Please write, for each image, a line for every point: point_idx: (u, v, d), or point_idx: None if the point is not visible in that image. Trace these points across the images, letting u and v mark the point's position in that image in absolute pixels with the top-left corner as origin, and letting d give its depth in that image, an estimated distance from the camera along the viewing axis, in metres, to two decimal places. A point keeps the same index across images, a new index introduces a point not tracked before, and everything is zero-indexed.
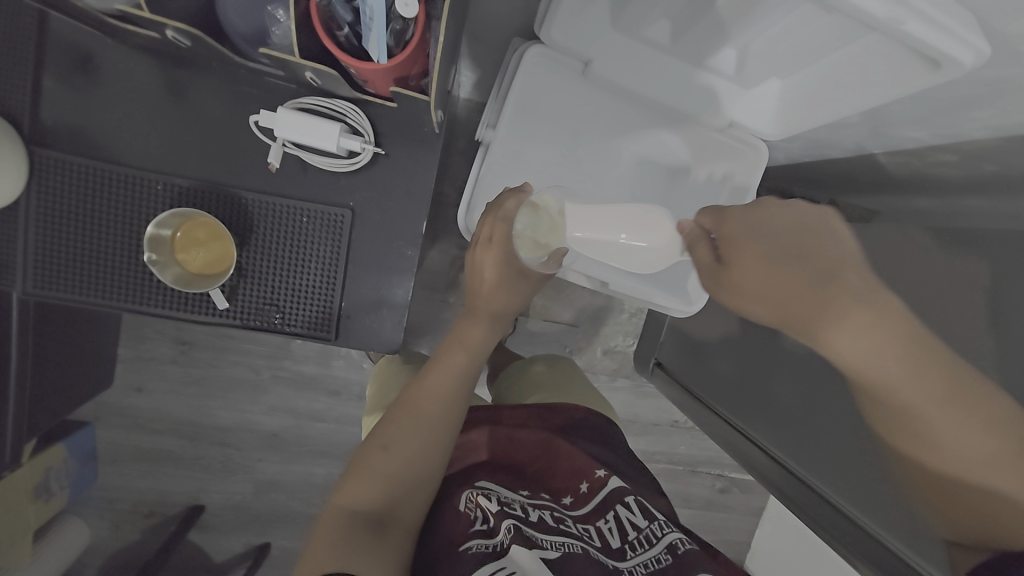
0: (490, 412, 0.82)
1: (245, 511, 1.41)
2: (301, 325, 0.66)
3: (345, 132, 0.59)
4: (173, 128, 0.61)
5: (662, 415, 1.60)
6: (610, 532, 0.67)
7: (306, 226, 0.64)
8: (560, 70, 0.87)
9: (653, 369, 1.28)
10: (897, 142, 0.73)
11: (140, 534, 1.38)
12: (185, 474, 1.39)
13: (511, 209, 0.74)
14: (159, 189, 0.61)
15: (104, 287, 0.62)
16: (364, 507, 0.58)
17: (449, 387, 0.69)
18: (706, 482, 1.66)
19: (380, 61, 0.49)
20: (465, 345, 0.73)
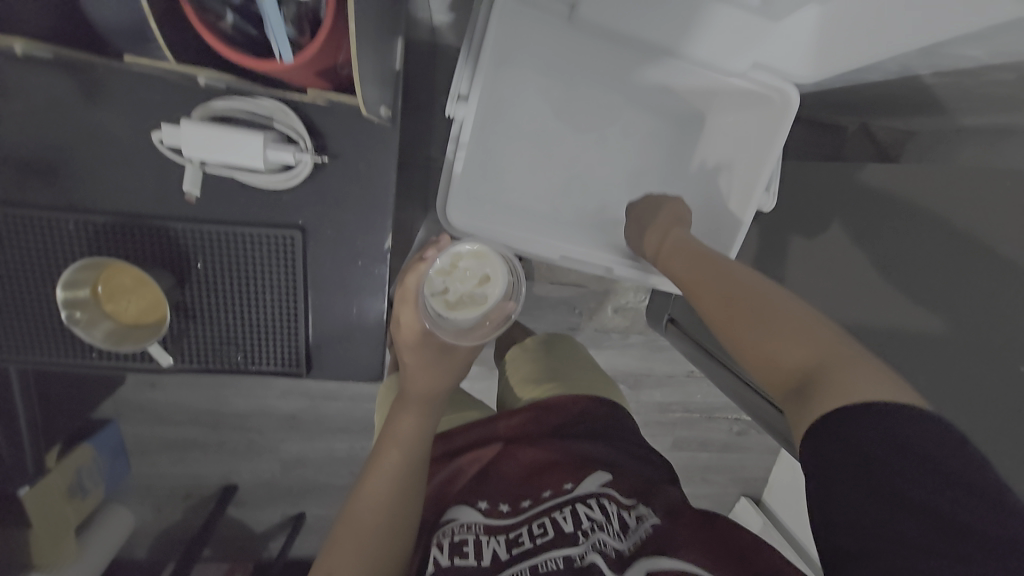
0: (486, 429, 0.87)
1: (276, 486, 1.31)
2: (267, 362, 0.59)
3: (273, 142, 0.48)
4: (75, 142, 0.49)
5: (678, 367, 1.53)
6: (564, 521, 0.70)
7: (252, 254, 0.54)
8: (542, 18, 0.70)
9: (666, 325, 1.20)
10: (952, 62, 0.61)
11: (181, 515, 1.29)
12: (213, 458, 1.27)
13: (411, 284, 0.72)
14: (71, 229, 0.51)
15: (39, 347, 0.54)
16: None
17: (386, 488, 0.66)
18: (723, 426, 1.63)
19: (284, 59, 0.37)
20: (397, 441, 0.70)
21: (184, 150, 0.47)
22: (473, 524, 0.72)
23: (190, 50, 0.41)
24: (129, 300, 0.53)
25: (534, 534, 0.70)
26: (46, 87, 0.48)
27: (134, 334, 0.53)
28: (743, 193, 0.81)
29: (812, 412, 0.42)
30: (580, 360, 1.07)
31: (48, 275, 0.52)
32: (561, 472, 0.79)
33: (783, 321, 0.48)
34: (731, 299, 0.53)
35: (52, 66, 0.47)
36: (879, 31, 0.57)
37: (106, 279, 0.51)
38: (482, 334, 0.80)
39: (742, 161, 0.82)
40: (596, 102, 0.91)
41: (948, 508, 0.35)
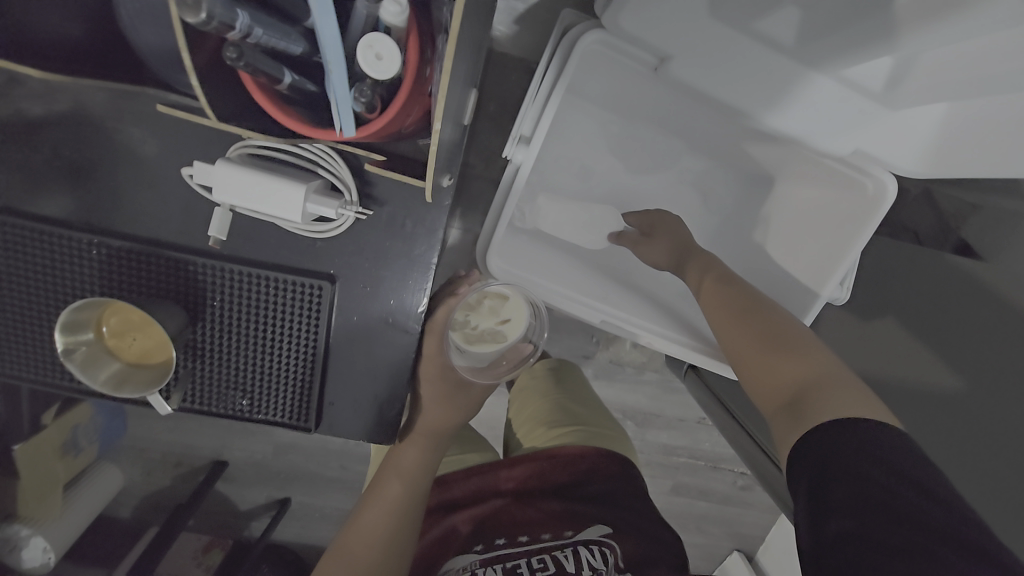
0: (486, 478, 0.81)
1: (266, 468, 1.18)
2: (274, 412, 0.53)
3: (316, 193, 0.42)
4: (100, 133, 0.45)
5: (690, 412, 1.45)
6: (566, 562, 0.69)
7: (273, 300, 0.49)
8: (625, 63, 0.62)
9: (687, 371, 1.09)
10: None
11: (171, 484, 1.15)
12: (208, 430, 1.14)
13: (439, 320, 0.59)
14: (84, 249, 0.46)
15: (27, 362, 0.49)
16: None
17: (384, 527, 0.59)
18: (727, 479, 1.55)
19: (342, 132, 0.32)
20: (402, 473, 0.61)
21: (214, 189, 0.41)
22: (470, 564, 0.70)
23: (234, 103, 0.36)
24: (137, 336, 0.46)
25: (534, 569, 0.68)
26: (75, 90, 0.44)
27: (139, 376, 0.46)
28: (811, 276, 0.71)
29: (806, 425, 0.42)
30: (588, 400, 0.98)
31: (50, 293, 0.47)
32: (560, 519, 0.76)
33: (782, 345, 0.51)
34: (741, 324, 0.55)
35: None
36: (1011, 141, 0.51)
37: (108, 318, 0.46)
38: (498, 373, 0.70)
39: (808, 244, 0.72)
40: (655, 144, 0.85)
41: (920, 514, 0.34)
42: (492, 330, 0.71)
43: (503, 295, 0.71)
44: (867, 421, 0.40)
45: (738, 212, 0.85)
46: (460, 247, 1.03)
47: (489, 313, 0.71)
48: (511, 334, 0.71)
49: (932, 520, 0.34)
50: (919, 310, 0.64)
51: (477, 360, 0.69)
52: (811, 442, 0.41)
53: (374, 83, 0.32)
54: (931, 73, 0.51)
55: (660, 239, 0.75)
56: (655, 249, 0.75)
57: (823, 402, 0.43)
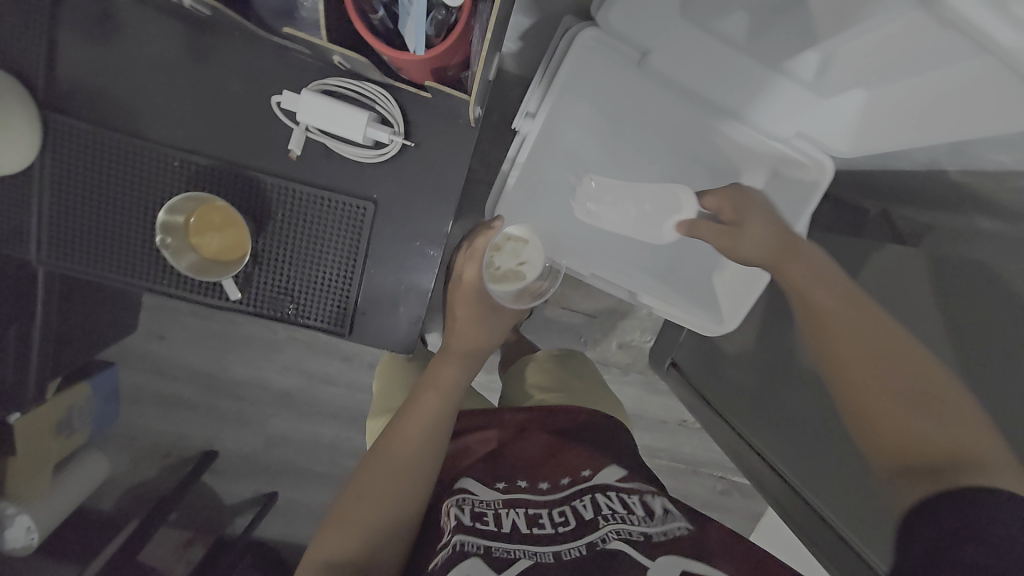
0: (490, 416, 0.82)
1: (255, 461, 1.35)
2: (316, 317, 0.63)
3: (374, 121, 0.54)
4: (193, 89, 0.57)
5: (672, 413, 1.54)
6: (586, 510, 0.66)
7: (325, 217, 0.60)
8: (613, 60, 0.78)
9: (667, 369, 1.18)
10: (980, 164, 0.62)
11: (158, 476, 1.26)
12: (202, 421, 1.32)
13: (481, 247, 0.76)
14: (176, 165, 0.57)
15: (115, 262, 0.59)
16: (338, 560, 0.53)
17: (426, 429, 0.63)
18: (707, 483, 1.60)
19: (417, 53, 0.43)
20: (440, 383, 0.68)
21: (298, 114, 0.53)
22: (492, 503, 0.68)
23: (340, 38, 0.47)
24: (216, 235, 0.58)
25: (555, 521, 0.65)
26: (184, 50, 0.56)
27: (218, 267, 0.58)
28: None
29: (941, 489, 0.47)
30: (590, 378, 1.03)
31: (146, 200, 0.58)
32: (576, 460, 0.75)
33: (917, 398, 0.53)
34: (917, 361, 0.58)
35: (189, 19, 0.55)
36: (910, 127, 0.63)
37: (199, 212, 0.57)
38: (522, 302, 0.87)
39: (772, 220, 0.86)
40: (638, 142, 0.94)
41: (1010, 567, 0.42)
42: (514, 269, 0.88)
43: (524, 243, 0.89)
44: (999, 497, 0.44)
45: None
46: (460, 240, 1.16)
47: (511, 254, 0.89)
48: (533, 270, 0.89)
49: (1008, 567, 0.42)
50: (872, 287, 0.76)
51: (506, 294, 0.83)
52: (937, 506, 0.47)
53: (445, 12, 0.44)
54: (841, 69, 0.64)
55: (756, 228, 0.79)
56: (754, 231, 0.79)
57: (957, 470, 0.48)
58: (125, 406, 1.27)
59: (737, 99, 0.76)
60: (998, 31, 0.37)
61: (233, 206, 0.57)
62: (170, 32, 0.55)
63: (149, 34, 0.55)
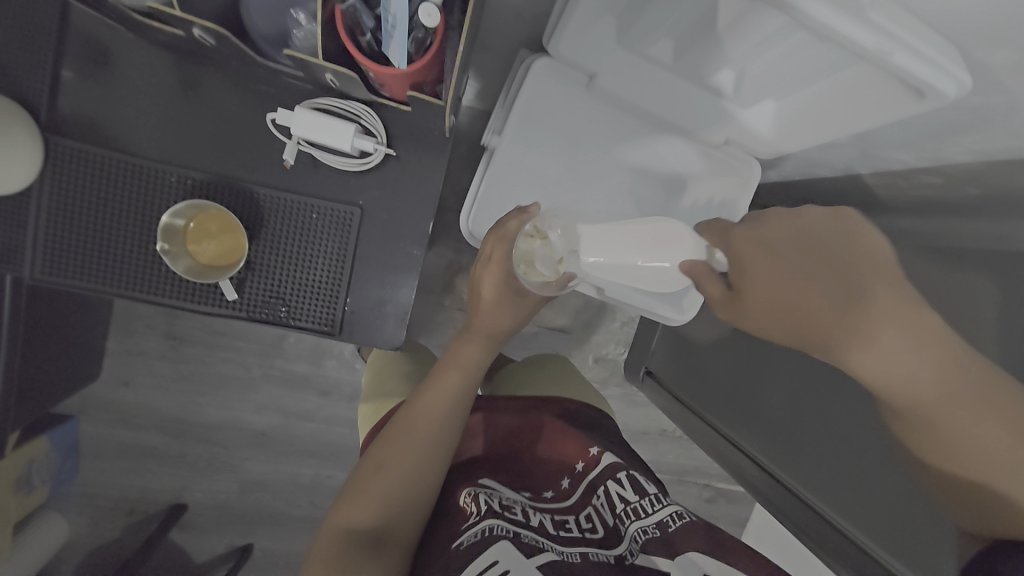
0: (486, 401, 0.83)
1: (228, 511, 1.31)
2: (306, 319, 0.67)
3: (359, 133, 0.61)
4: (185, 121, 0.62)
5: (651, 423, 1.58)
6: (604, 509, 0.68)
7: (315, 223, 0.65)
8: (566, 83, 0.90)
9: (643, 379, 1.27)
10: (886, 164, 0.76)
11: (119, 533, 1.27)
12: (169, 471, 1.29)
13: (512, 228, 0.71)
14: (173, 181, 0.62)
15: (110, 275, 0.62)
16: (363, 526, 0.59)
17: (444, 408, 0.68)
18: (692, 492, 1.62)
19: (400, 67, 0.51)
20: (461, 365, 0.72)
21: (291, 128, 0.60)
22: (520, 500, 0.69)
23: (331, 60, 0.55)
24: (210, 243, 0.62)
25: (582, 526, 0.67)
26: (178, 79, 0.62)
27: (213, 270, 0.63)
28: None
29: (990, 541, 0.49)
30: (570, 372, 1.04)
31: (143, 214, 0.62)
32: (585, 439, 0.77)
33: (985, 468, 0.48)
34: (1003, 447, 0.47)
35: (180, 64, 0.61)
36: (816, 128, 0.76)
37: (199, 219, 0.62)
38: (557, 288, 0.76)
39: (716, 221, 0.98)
40: (597, 158, 0.99)
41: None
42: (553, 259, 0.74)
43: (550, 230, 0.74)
44: None
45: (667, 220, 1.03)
46: (435, 264, 1.22)
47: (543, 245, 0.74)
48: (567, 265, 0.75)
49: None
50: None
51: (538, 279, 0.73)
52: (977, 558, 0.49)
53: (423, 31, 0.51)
54: (753, 81, 0.76)
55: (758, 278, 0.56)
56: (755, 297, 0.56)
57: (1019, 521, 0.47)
58: (85, 461, 1.25)
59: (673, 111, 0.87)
60: (858, 34, 0.48)
61: (232, 213, 0.62)
62: (160, 74, 0.61)
63: (140, 76, 0.61)
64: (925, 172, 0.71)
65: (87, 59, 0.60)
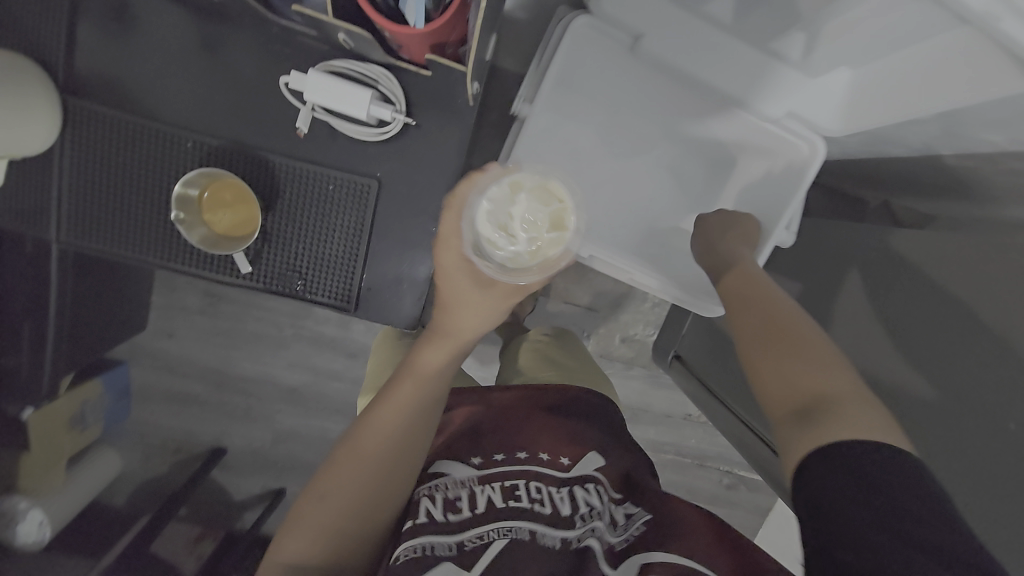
0: (478, 395, 0.78)
1: (263, 457, 1.39)
2: (321, 294, 0.66)
3: (376, 100, 0.57)
4: (204, 83, 0.60)
5: (676, 407, 1.53)
6: (561, 501, 0.64)
7: (331, 195, 0.63)
8: (606, 42, 0.82)
9: (671, 361, 1.22)
10: (971, 146, 0.62)
11: (166, 471, 1.30)
12: (210, 416, 1.36)
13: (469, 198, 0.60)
14: (188, 147, 0.60)
15: (130, 240, 0.62)
16: (299, 561, 0.54)
17: (397, 424, 0.59)
18: (713, 477, 1.57)
19: (417, 26, 0.46)
20: (420, 375, 0.61)
21: (304, 93, 0.56)
22: (467, 478, 0.66)
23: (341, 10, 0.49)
24: (225, 212, 0.61)
25: (533, 497, 0.64)
26: (192, 32, 0.58)
27: (227, 242, 0.61)
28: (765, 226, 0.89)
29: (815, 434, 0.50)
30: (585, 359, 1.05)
31: (160, 180, 0.61)
32: (559, 438, 0.73)
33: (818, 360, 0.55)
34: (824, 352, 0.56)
35: (200, 20, 0.58)
36: (887, 103, 0.65)
37: (214, 188, 0.61)
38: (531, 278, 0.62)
39: (766, 205, 0.90)
40: (637, 129, 0.96)
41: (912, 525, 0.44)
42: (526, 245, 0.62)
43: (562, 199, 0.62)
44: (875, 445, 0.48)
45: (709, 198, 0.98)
46: None
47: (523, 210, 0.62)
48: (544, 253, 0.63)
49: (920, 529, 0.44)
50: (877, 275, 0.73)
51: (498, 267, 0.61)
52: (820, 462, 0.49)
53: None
54: (827, 47, 0.65)
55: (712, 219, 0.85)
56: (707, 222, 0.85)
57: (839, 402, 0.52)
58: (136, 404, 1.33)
59: (731, 80, 0.77)
60: None
61: (248, 185, 0.60)
62: (177, 31, 0.58)
63: (158, 33, 0.58)
64: (1014, 155, 0.58)
65: (108, 12, 0.57)
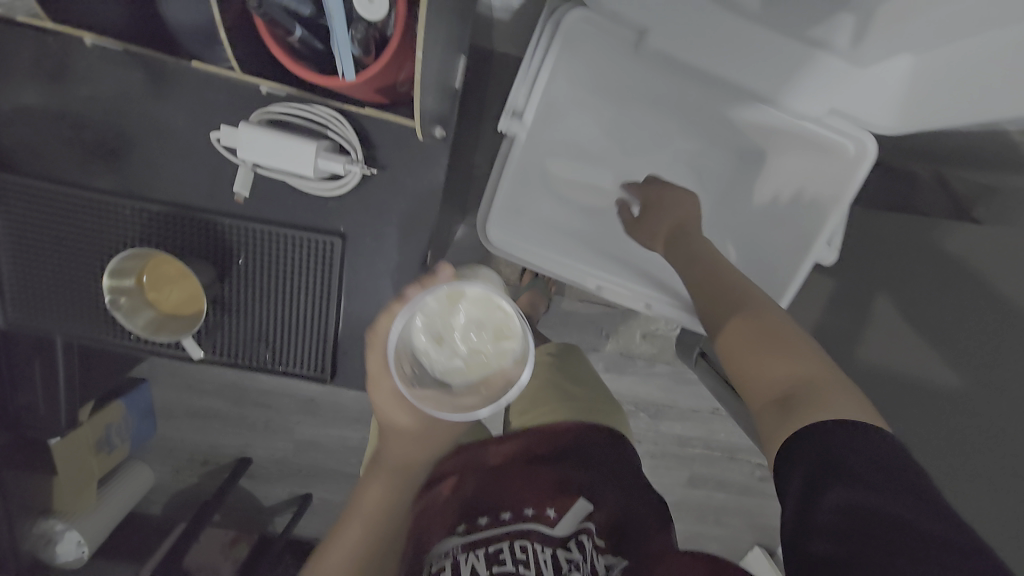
0: (474, 453, 0.76)
1: (289, 465, 1.25)
2: (294, 363, 0.59)
3: (325, 151, 0.48)
4: (138, 136, 0.52)
5: (704, 402, 1.37)
6: (544, 561, 0.61)
7: (291, 258, 0.55)
8: (608, 40, 0.68)
9: (698, 359, 1.08)
10: None
11: (199, 481, 1.24)
12: (233, 431, 1.24)
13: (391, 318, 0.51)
14: (125, 214, 0.52)
15: (78, 319, 0.56)
16: None
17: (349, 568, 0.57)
18: (744, 469, 1.41)
19: (346, 78, 0.40)
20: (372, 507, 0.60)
21: (240, 150, 0.47)
22: (451, 549, 0.63)
23: (255, 62, 0.45)
24: (172, 288, 0.53)
25: (516, 556, 0.61)
26: (119, 79, 0.51)
27: (174, 324, 0.53)
28: (802, 235, 0.76)
29: (795, 423, 0.41)
30: (589, 381, 0.94)
31: (97, 254, 0.54)
32: (543, 493, 0.70)
33: (784, 333, 0.48)
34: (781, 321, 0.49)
35: (135, 66, 0.50)
36: (959, 95, 0.55)
37: (150, 268, 0.52)
38: (474, 399, 0.51)
39: (808, 210, 0.76)
40: (646, 127, 0.88)
41: (919, 525, 0.35)
42: (469, 358, 0.52)
43: (505, 312, 0.52)
44: (862, 426, 0.39)
45: (735, 195, 0.88)
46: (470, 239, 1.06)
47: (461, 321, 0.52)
48: (489, 355, 0.52)
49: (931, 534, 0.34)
50: (914, 282, 0.65)
51: (453, 376, 0.52)
52: (803, 445, 0.40)
53: (368, 25, 0.40)
54: (884, 28, 0.57)
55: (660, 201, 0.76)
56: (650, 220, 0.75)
57: (807, 379, 0.44)
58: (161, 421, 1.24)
59: (757, 76, 0.66)
60: None
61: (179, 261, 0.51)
62: (113, 83, 0.51)
63: (93, 86, 0.51)
64: None
65: (41, 67, 0.50)
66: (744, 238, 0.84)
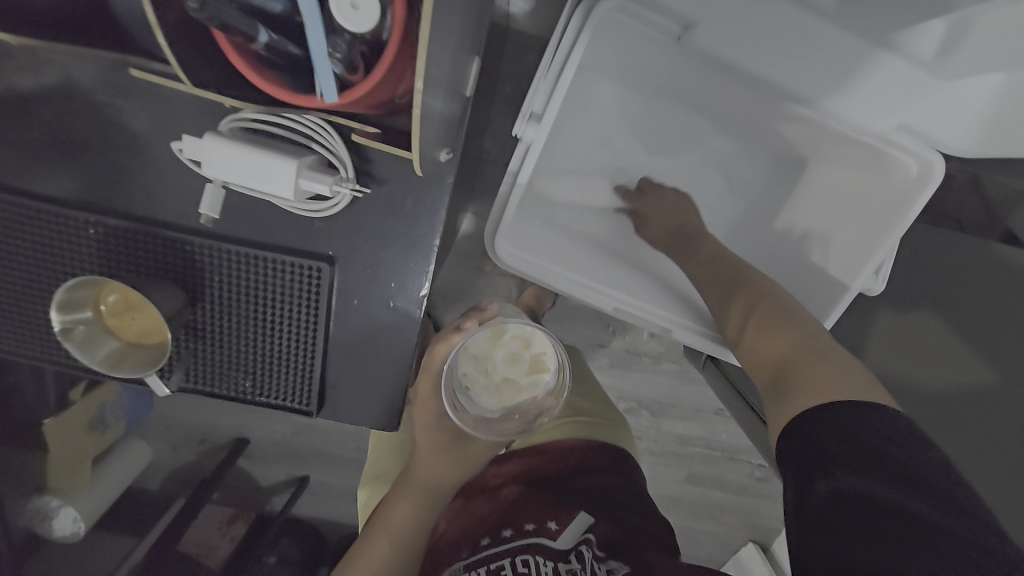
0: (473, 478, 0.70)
1: (285, 448, 1.05)
2: (274, 395, 0.52)
3: (307, 169, 0.41)
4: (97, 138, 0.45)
5: (708, 399, 1.14)
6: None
7: (269, 281, 0.48)
8: (643, 33, 0.59)
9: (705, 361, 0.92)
10: None
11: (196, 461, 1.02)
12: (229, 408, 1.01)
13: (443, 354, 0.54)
14: (79, 229, 0.45)
15: (28, 342, 0.49)
16: None
17: None
18: (743, 469, 1.21)
19: (326, 99, 0.33)
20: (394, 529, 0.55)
21: (205, 165, 0.41)
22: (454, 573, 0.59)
23: (214, 71, 0.37)
24: (136, 316, 0.48)
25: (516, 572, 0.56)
26: (75, 72, 0.44)
27: (139, 355, 0.47)
28: (856, 250, 0.65)
29: (788, 401, 0.44)
30: (593, 390, 0.84)
31: (47, 272, 0.46)
32: (544, 505, 0.64)
33: (780, 320, 0.52)
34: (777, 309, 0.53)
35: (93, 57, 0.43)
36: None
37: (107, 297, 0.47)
38: (505, 428, 0.59)
39: (867, 217, 0.65)
40: (673, 125, 0.79)
41: (909, 502, 0.33)
42: (504, 387, 0.60)
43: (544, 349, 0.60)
44: (864, 404, 0.40)
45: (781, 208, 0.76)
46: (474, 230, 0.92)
47: (501, 356, 0.60)
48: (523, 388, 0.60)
49: (919, 511, 0.33)
50: None
51: (488, 405, 0.60)
52: (801, 428, 0.40)
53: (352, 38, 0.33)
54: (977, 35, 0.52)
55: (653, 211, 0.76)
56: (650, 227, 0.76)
57: (806, 364, 0.46)
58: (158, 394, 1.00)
59: (806, 77, 0.57)
60: None
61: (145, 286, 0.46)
62: (78, 83, 0.44)
63: (54, 83, 0.44)
64: None
65: None
66: (775, 257, 0.75)
